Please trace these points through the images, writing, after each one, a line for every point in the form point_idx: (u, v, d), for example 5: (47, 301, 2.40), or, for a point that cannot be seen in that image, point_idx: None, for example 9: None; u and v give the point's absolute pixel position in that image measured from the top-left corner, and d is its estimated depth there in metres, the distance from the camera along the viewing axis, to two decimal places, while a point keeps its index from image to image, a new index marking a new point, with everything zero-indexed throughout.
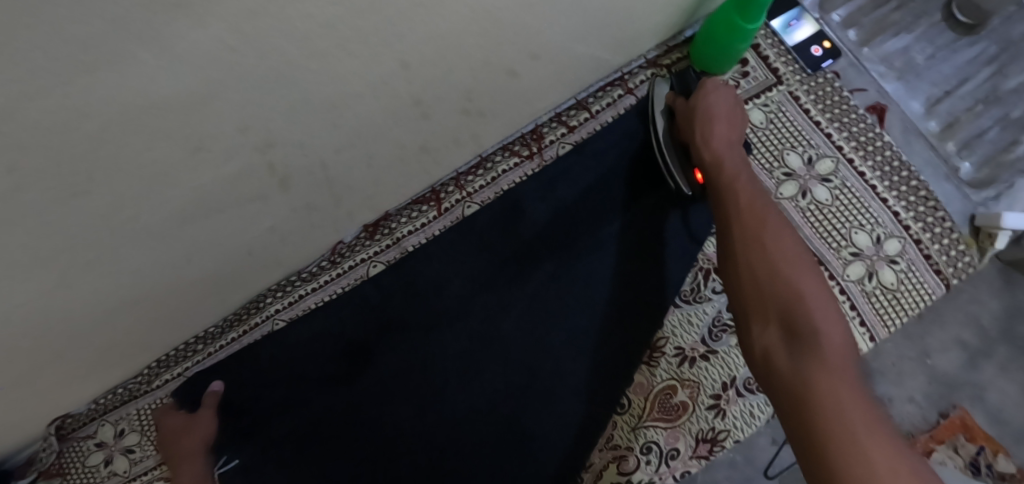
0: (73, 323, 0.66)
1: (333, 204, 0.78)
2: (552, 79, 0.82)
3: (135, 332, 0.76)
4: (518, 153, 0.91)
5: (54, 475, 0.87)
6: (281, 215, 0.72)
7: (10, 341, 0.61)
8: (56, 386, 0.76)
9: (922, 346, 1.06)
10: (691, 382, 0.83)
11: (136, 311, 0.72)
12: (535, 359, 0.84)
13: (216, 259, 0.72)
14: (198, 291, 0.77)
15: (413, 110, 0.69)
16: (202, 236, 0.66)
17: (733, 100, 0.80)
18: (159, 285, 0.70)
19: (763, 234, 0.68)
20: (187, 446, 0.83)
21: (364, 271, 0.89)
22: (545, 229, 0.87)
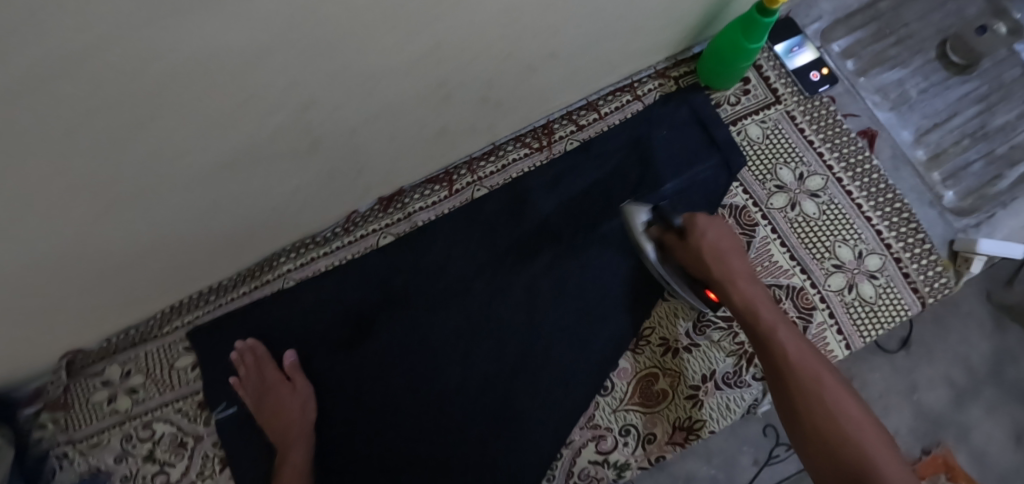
0: (112, 256, 0.72)
1: (353, 174, 0.84)
2: (567, 80, 0.88)
3: (160, 273, 0.83)
4: (529, 144, 0.95)
5: (60, 407, 0.93)
6: (306, 178, 0.78)
7: (53, 263, 0.67)
8: (80, 314, 0.83)
9: (909, 381, 1.09)
10: (673, 371, 0.86)
11: (164, 252, 0.78)
12: (530, 341, 0.88)
13: (244, 212, 0.78)
14: (221, 240, 0.83)
15: (438, 93, 0.75)
16: (233, 188, 0.72)
17: (731, 235, 0.81)
18: (189, 230, 0.76)
19: (811, 372, 0.71)
20: (285, 413, 0.85)
21: (374, 241, 0.93)
22: (549, 220, 0.91)
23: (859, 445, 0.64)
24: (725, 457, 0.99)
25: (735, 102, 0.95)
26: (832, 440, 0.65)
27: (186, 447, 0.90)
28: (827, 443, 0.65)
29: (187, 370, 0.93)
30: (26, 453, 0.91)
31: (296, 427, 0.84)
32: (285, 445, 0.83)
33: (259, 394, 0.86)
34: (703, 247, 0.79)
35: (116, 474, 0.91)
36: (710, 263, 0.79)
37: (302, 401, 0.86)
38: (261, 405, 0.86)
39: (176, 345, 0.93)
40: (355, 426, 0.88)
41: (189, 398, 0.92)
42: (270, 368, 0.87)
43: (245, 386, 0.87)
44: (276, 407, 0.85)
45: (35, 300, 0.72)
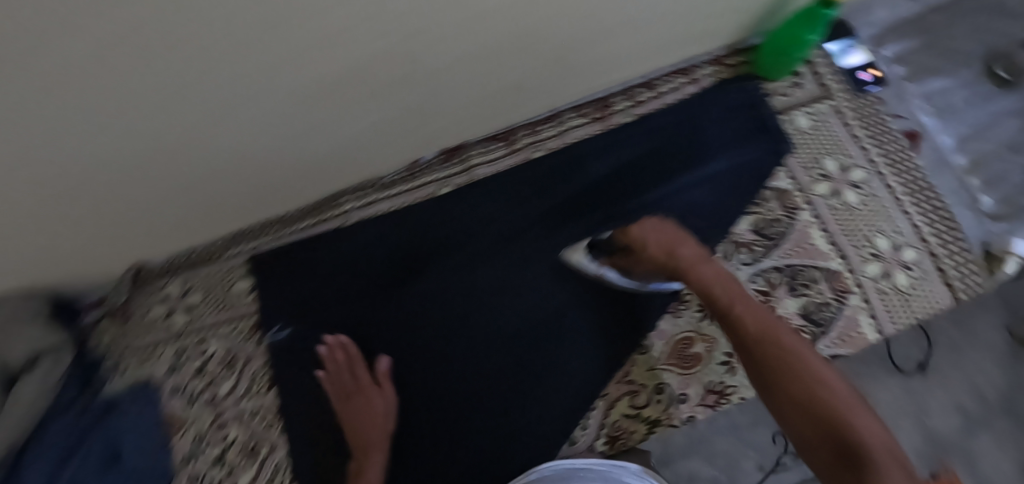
0: (204, 167, 0.78)
1: (425, 119, 0.88)
2: (632, 54, 0.91)
3: (237, 195, 0.88)
4: (587, 115, 0.99)
5: (119, 317, 0.99)
6: (384, 115, 0.83)
7: (153, 163, 0.72)
8: (157, 220, 0.88)
9: (919, 404, 1.00)
10: (709, 337, 0.90)
11: (243, 170, 0.83)
12: (574, 295, 0.93)
13: (324, 141, 0.83)
14: (296, 167, 0.87)
15: (520, 45, 0.79)
16: (318, 113, 0.76)
17: (675, 231, 0.82)
18: (271, 152, 0.81)
19: (778, 347, 0.73)
20: (367, 422, 0.87)
21: (433, 191, 0.97)
22: (600, 183, 0.96)
23: (829, 406, 0.67)
24: (726, 458, 0.93)
25: (787, 93, 0.99)
26: (812, 413, 0.68)
27: (236, 366, 0.95)
28: (810, 415, 0.68)
29: (242, 294, 0.98)
30: (82, 355, 0.96)
31: (375, 436, 0.87)
32: (363, 453, 0.86)
33: (347, 397, 0.89)
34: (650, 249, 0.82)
35: (165, 385, 0.96)
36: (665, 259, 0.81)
37: (386, 412, 0.88)
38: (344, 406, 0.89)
39: (235, 269, 0.99)
40: (429, 434, 0.90)
41: (243, 320, 0.97)
42: (362, 370, 0.90)
43: (334, 386, 0.91)
44: (360, 415, 0.88)
45: (111, 195, 0.76)
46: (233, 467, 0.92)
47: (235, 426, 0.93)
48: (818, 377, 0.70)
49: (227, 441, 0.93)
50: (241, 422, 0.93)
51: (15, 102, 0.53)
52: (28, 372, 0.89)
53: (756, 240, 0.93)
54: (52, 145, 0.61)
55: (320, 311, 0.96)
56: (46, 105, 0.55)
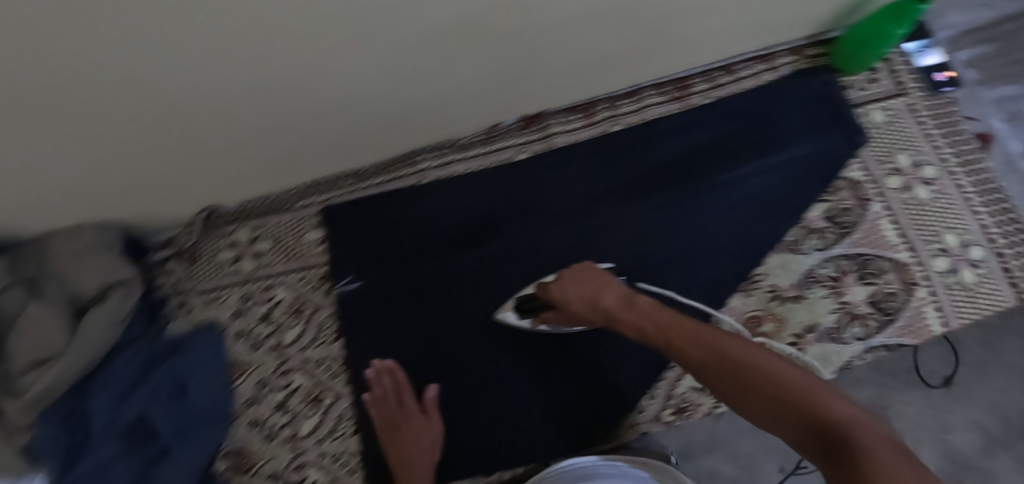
0: (296, 110, 0.78)
1: (508, 84, 0.88)
2: (718, 35, 0.91)
3: (317, 142, 0.89)
4: (667, 94, 1.00)
5: (188, 258, 1.00)
6: (469, 78, 0.83)
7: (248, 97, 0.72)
8: (236, 164, 0.89)
9: (941, 418, 0.90)
10: (779, 317, 0.91)
11: (325, 119, 0.83)
12: (645, 268, 0.94)
13: (410, 97, 0.83)
14: (376, 120, 0.87)
15: (613, 19, 0.77)
16: (411, 66, 0.76)
17: (586, 270, 0.81)
18: (355, 101, 0.80)
19: (706, 342, 0.68)
20: (410, 455, 0.87)
21: (511, 156, 0.99)
22: (676, 160, 0.97)
23: (811, 408, 0.59)
24: (748, 457, 0.88)
25: (863, 88, 1.00)
26: (792, 417, 0.60)
27: (303, 313, 0.96)
28: (777, 412, 0.61)
29: (313, 245, 0.99)
30: (150, 292, 0.97)
31: (418, 469, 0.86)
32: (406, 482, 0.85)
33: (392, 427, 0.89)
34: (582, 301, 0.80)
35: (230, 329, 0.97)
36: (590, 304, 0.79)
37: (432, 443, 0.88)
38: (388, 435, 0.88)
39: (308, 219, 1.00)
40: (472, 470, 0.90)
41: (313, 270, 0.98)
42: (410, 398, 0.90)
43: (379, 414, 0.90)
44: (405, 447, 0.87)
45: (199, 129, 0.77)
46: (296, 413, 0.92)
47: (299, 373, 0.94)
48: (761, 365, 0.64)
49: (291, 388, 0.93)
50: (305, 370, 0.94)
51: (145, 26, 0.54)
52: (100, 302, 0.90)
53: (828, 226, 0.94)
54: (166, 72, 0.63)
55: (391, 266, 0.96)
56: (166, 26, 0.55)
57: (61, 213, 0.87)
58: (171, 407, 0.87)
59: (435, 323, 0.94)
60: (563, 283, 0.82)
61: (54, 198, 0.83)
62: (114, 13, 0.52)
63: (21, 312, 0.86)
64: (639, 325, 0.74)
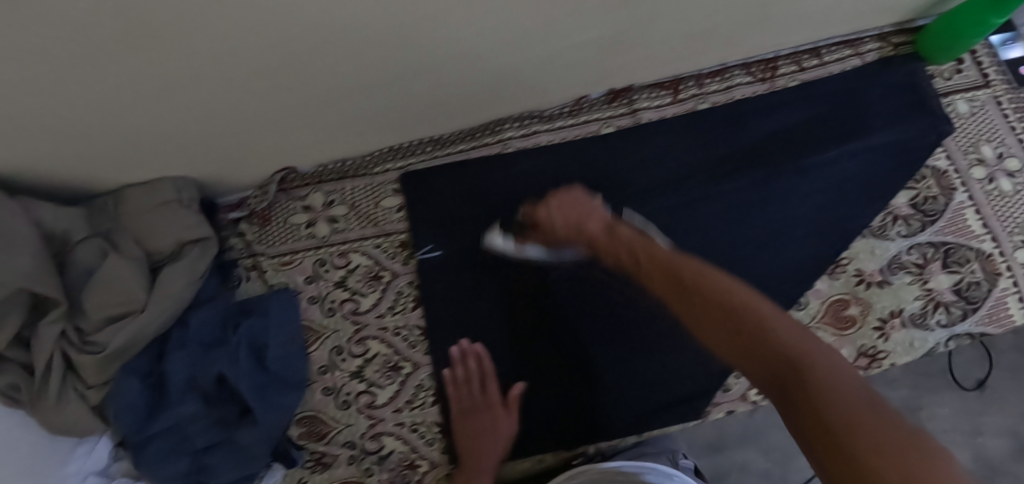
0: (397, 65, 0.76)
1: (602, 54, 0.86)
2: (820, 16, 0.89)
3: (404, 105, 0.87)
4: (754, 74, 0.99)
5: (260, 220, 0.97)
6: (567, 44, 0.81)
7: (353, 47, 0.70)
8: (321, 124, 0.86)
9: (974, 422, 0.90)
10: (865, 301, 0.91)
11: (417, 77, 0.80)
12: (731, 246, 0.93)
13: (506, 60, 0.81)
14: (465, 83, 0.85)
15: None
16: (518, 23, 0.73)
17: (574, 197, 0.88)
18: (451, 59, 0.78)
19: (692, 272, 0.70)
20: (483, 444, 0.86)
21: (596, 129, 0.98)
22: (764, 140, 0.96)
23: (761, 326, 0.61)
24: (781, 451, 0.90)
25: (948, 78, 1.00)
26: (754, 341, 0.60)
27: (381, 280, 0.94)
28: (740, 337, 0.61)
29: (391, 211, 0.96)
30: (222, 253, 0.94)
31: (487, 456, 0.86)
32: (475, 472, 0.85)
33: (470, 414, 0.87)
34: (562, 220, 0.87)
35: (304, 294, 0.94)
36: (572, 222, 0.86)
37: (506, 437, 0.87)
38: (465, 420, 0.87)
39: (386, 185, 0.97)
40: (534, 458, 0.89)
41: (391, 237, 0.96)
42: (494, 388, 0.89)
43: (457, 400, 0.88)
44: (478, 435, 0.86)
45: (297, 84, 0.74)
46: (372, 382, 0.91)
47: (376, 341, 0.92)
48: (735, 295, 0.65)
49: (368, 356, 0.92)
50: (383, 338, 0.92)
51: None
52: (176, 259, 0.87)
53: (914, 213, 0.94)
54: (283, 18, 0.60)
55: (472, 235, 0.95)
56: None
57: (142, 166, 0.84)
58: (252, 368, 0.85)
59: (517, 294, 0.92)
60: (557, 206, 0.88)
61: (140, 149, 0.80)
62: None
63: (98, 267, 0.83)
64: (627, 255, 0.79)
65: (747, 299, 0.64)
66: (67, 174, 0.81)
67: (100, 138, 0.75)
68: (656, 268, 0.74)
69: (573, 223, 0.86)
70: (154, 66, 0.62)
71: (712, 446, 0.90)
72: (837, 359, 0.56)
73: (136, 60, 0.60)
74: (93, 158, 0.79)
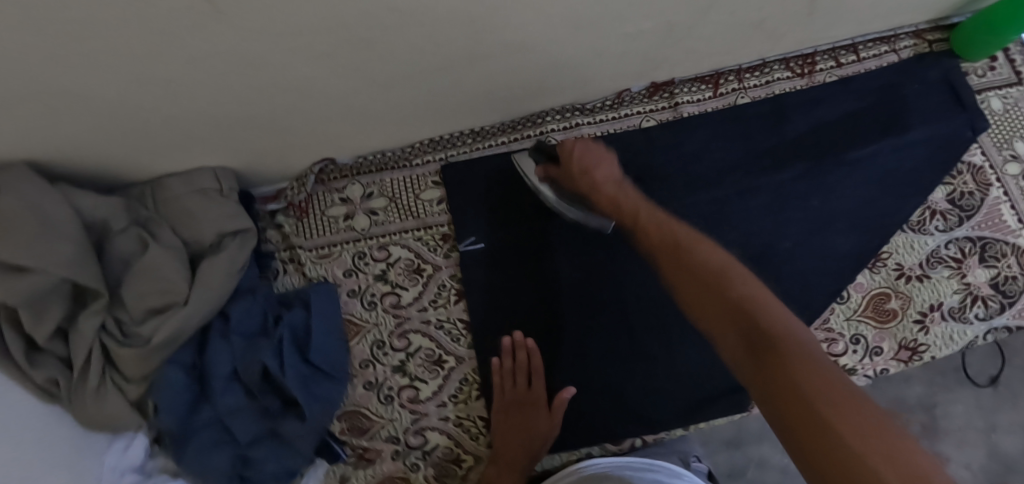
0: (449, 52, 0.75)
1: (648, 46, 0.85)
2: (865, 10, 0.90)
3: (449, 96, 0.85)
4: (792, 69, 1.00)
5: (297, 211, 0.95)
6: (616, 34, 0.80)
7: (409, 30, 0.68)
8: (366, 115, 0.85)
9: (988, 419, 0.97)
10: (905, 294, 0.92)
11: (466, 66, 0.79)
12: (774, 240, 0.93)
13: (555, 50, 0.80)
14: (512, 73, 0.84)
15: None
16: (571, 11, 0.72)
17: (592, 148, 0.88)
18: (501, 47, 0.77)
19: (687, 241, 0.71)
20: (524, 438, 0.84)
21: (637, 123, 0.98)
22: (804, 135, 0.97)
23: (738, 290, 0.61)
24: None
25: (981, 75, 1.01)
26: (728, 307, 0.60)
27: (422, 273, 0.93)
28: (716, 304, 0.61)
29: (431, 204, 0.95)
30: (259, 245, 0.93)
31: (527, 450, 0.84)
32: (507, 470, 0.82)
33: (515, 409, 0.85)
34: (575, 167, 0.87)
35: (344, 287, 0.93)
36: (581, 175, 0.87)
37: (545, 437, 0.85)
38: (509, 413, 0.85)
39: (426, 177, 0.96)
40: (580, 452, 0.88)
41: (432, 229, 0.95)
42: (541, 385, 0.86)
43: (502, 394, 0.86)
44: (520, 428, 0.85)
45: (348, 69, 0.73)
46: (416, 377, 0.89)
47: (418, 335, 0.91)
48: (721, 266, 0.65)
49: (410, 350, 0.90)
50: (425, 332, 0.91)
51: None
52: (216, 251, 0.85)
53: (951, 208, 0.95)
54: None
55: (513, 227, 0.94)
56: None
57: (186, 153, 0.81)
58: (297, 361, 0.83)
59: (560, 288, 0.92)
60: (580, 150, 0.88)
61: (187, 135, 0.78)
62: None
63: (137, 257, 0.81)
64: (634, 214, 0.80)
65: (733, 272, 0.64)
66: (109, 161, 0.79)
67: (149, 121, 0.73)
68: (648, 233, 0.76)
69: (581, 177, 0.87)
70: (219, 38, 0.61)
71: (729, 440, 0.93)
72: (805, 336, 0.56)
73: (202, 30, 0.59)
74: (138, 144, 0.77)
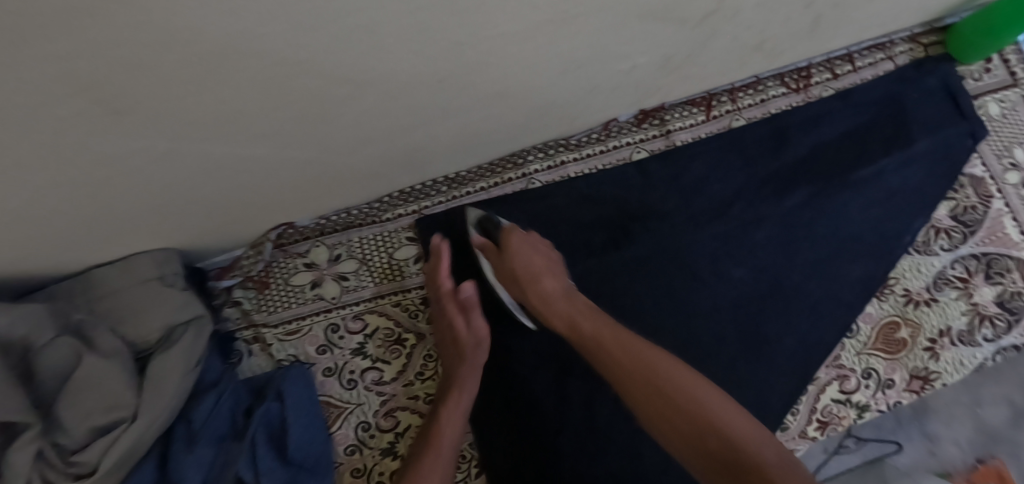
0: (417, 114, 0.64)
1: (637, 81, 0.76)
2: (865, 23, 0.83)
3: (421, 152, 0.75)
4: (787, 85, 0.93)
5: (256, 284, 0.84)
6: (604, 75, 0.71)
7: (368, 101, 0.57)
8: (325, 181, 0.73)
9: (973, 393, 0.87)
10: (913, 322, 0.89)
11: (437, 126, 0.69)
12: (782, 276, 0.87)
13: (536, 98, 0.71)
14: (489, 124, 0.74)
15: (769, 12, 0.68)
16: (554, 60, 0.62)
17: (541, 251, 0.77)
18: (476, 104, 0.67)
19: (627, 350, 0.64)
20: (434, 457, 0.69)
21: (627, 155, 0.90)
22: (806, 158, 0.90)
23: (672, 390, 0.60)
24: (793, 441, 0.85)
25: (978, 78, 0.96)
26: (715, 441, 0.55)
27: (405, 344, 0.84)
28: (670, 423, 0.58)
29: (407, 263, 0.86)
30: (217, 326, 0.82)
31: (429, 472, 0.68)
32: (447, 392, 0.75)
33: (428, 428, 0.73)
34: (517, 269, 0.75)
35: (318, 366, 0.83)
36: (517, 276, 0.75)
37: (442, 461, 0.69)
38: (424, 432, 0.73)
39: (400, 233, 0.87)
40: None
41: (411, 292, 0.86)
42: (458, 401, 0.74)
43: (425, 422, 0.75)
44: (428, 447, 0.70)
45: (301, 144, 0.61)
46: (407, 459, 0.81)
47: (406, 412, 0.82)
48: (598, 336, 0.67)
49: (398, 430, 0.82)
50: (413, 408, 0.82)
51: (283, 24, 0.41)
52: (166, 348, 0.73)
53: (956, 226, 0.91)
54: (287, 80, 0.48)
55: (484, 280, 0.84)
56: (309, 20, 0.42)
57: (117, 245, 0.69)
58: (274, 464, 0.74)
59: (557, 348, 0.84)
60: (519, 244, 0.76)
61: (116, 229, 0.66)
62: (243, 13, 0.38)
63: (73, 369, 0.69)
64: (580, 318, 0.70)
65: (698, 395, 0.59)
66: (27, 266, 0.66)
67: (67, 225, 0.61)
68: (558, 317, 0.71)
69: (517, 276, 0.75)
70: (140, 139, 0.50)
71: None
72: (717, 405, 0.58)
73: (115, 133, 0.47)
74: (59, 246, 0.64)
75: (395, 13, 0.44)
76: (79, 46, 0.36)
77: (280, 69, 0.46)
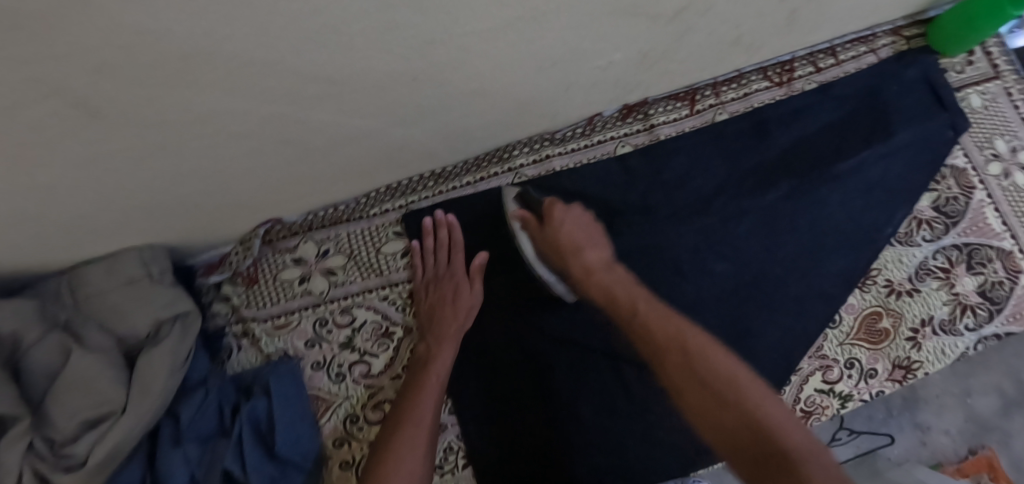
0: (396, 111, 0.65)
1: (617, 76, 0.77)
2: (843, 16, 0.83)
3: (404, 149, 0.76)
4: (770, 78, 0.94)
5: (244, 279, 0.85)
6: (581, 72, 0.72)
7: (346, 98, 0.58)
8: (309, 178, 0.74)
9: (963, 384, 0.91)
10: (896, 312, 0.89)
11: (417, 124, 0.70)
12: (764, 268, 0.89)
13: (515, 94, 0.72)
14: (470, 120, 0.75)
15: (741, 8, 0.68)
16: (529, 57, 0.63)
17: (587, 225, 0.81)
18: (454, 101, 0.68)
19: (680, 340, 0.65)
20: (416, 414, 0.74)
21: (611, 149, 0.91)
22: (788, 151, 0.91)
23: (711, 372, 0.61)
24: None
25: (960, 71, 0.96)
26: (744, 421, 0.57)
27: (392, 337, 0.85)
28: (700, 400, 0.60)
29: (394, 257, 0.87)
30: (206, 321, 0.84)
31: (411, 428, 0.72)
32: (438, 339, 0.80)
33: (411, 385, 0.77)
34: (558, 241, 0.79)
35: (306, 360, 0.84)
36: (561, 249, 0.79)
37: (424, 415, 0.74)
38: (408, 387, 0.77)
39: (386, 228, 0.88)
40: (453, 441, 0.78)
41: (398, 286, 0.87)
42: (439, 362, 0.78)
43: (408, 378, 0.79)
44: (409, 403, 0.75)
45: (281, 141, 0.62)
46: None
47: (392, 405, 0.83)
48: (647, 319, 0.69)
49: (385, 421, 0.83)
50: None
51: (247, 25, 0.42)
52: (154, 343, 0.74)
53: (937, 217, 0.92)
54: (261, 79, 0.49)
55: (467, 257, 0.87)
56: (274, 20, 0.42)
57: (102, 243, 0.70)
58: (262, 459, 0.75)
59: (543, 341, 0.85)
60: (562, 220, 0.80)
61: (101, 228, 0.67)
62: (206, 15, 0.39)
63: (61, 367, 0.70)
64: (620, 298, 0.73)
65: (733, 376, 0.60)
66: (14, 264, 0.67)
67: (51, 225, 0.62)
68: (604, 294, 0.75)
69: (560, 249, 0.79)
70: (117, 138, 0.50)
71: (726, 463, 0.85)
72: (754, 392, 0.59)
73: (92, 134, 0.48)
74: (43, 245, 0.65)
75: (360, 10, 0.45)
76: (50, 51, 0.37)
77: (252, 67, 0.47)
